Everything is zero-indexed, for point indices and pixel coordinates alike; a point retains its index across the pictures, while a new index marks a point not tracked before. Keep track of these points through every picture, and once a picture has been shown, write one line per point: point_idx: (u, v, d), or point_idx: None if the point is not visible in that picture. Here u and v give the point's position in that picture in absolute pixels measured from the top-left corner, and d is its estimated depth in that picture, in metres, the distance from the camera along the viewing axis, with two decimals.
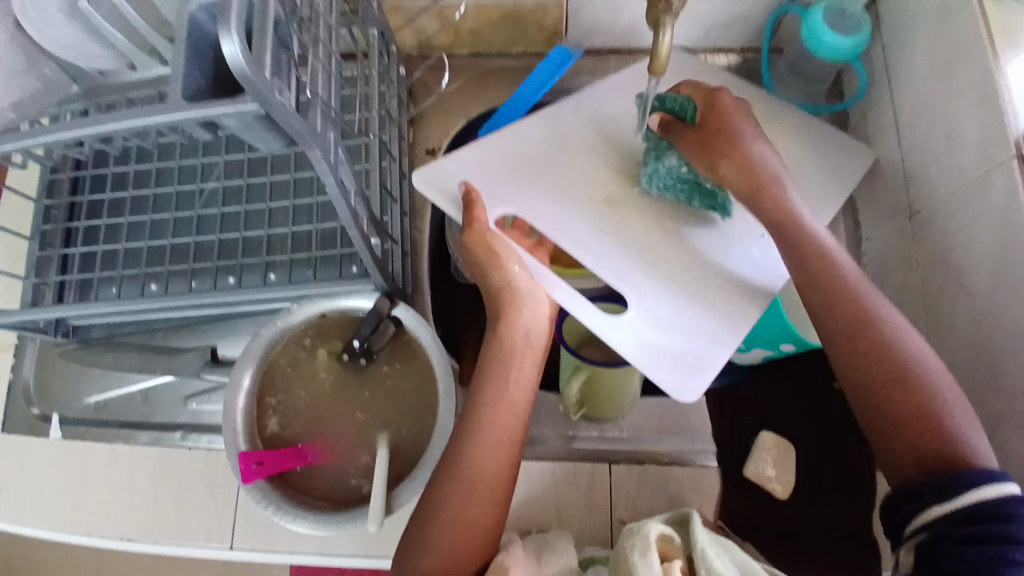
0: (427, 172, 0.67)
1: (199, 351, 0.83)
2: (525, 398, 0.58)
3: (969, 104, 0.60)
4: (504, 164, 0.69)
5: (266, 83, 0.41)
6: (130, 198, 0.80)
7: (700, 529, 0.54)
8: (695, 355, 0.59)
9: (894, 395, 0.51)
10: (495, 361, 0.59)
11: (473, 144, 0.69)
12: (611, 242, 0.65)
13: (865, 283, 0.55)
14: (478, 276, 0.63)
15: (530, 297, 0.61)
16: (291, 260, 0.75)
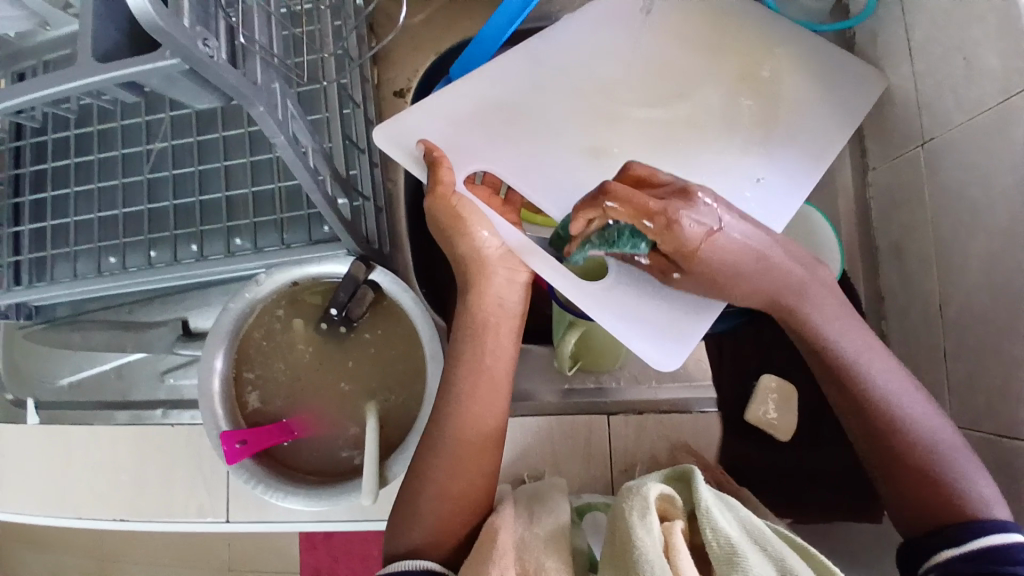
0: (391, 127, 0.62)
1: (171, 325, 0.78)
2: (505, 368, 0.57)
3: (992, 21, 0.54)
4: (478, 113, 0.64)
5: (185, 34, 0.36)
6: (75, 165, 0.74)
7: (702, 486, 0.46)
8: (674, 321, 0.57)
9: (900, 464, 0.50)
10: (471, 336, 0.56)
11: (444, 91, 0.63)
12: (592, 198, 0.62)
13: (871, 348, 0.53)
14: (445, 245, 0.59)
15: (502, 264, 0.58)
16: (254, 223, 0.70)
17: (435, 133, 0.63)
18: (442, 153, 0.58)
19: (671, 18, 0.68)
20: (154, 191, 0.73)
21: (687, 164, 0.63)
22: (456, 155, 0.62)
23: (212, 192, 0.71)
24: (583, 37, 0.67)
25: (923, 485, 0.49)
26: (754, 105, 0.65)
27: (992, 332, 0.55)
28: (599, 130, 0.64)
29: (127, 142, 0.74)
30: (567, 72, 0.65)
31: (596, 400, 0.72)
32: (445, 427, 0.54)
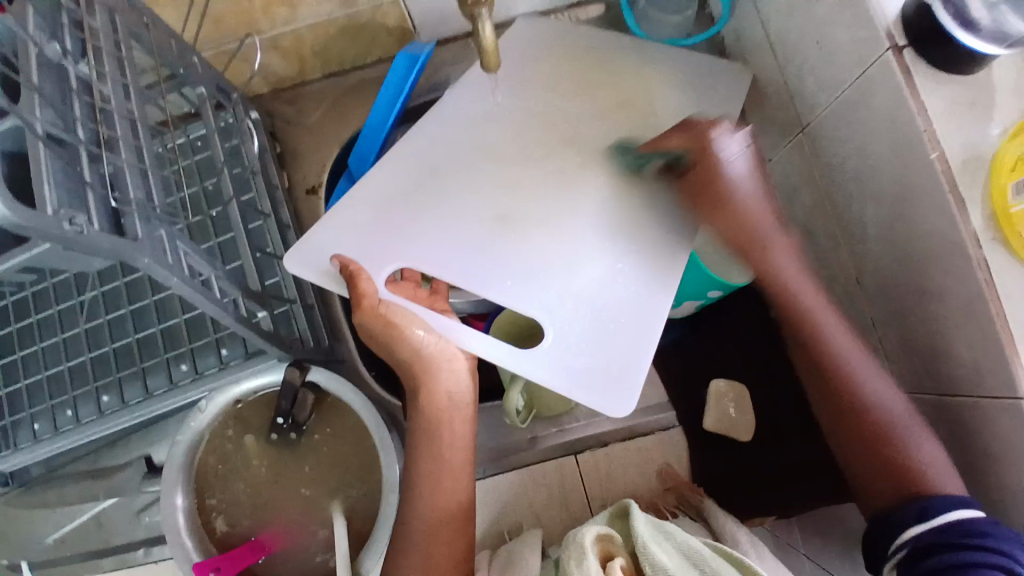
0: (303, 252, 0.62)
1: (136, 464, 0.79)
2: (462, 457, 0.58)
3: (832, 5, 0.56)
4: (380, 212, 0.63)
5: (50, 220, 0.38)
6: (16, 330, 0.76)
7: (640, 519, 0.46)
8: (621, 365, 0.58)
9: (858, 436, 0.56)
10: (425, 437, 0.57)
11: (342, 201, 0.63)
12: (517, 261, 0.61)
13: (800, 277, 0.58)
14: (381, 351, 0.58)
15: (442, 357, 0.58)
16: (192, 348, 0.71)
17: (346, 248, 0.62)
18: (357, 266, 0.57)
19: (542, 66, 0.70)
20: (93, 339, 0.74)
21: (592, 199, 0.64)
22: (372, 262, 0.61)
23: (148, 328, 0.73)
24: (469, 104, 0.68)
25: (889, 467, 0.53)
26: (638, 129, 0.67)
27: (910, 296, 0.56)
28: (496, 194, 0.64)
29: (60, 297, 0.75)
30: (457, 140, 0.67)
31: (562, 440, 0.71)
32: (415, 536, 0.54)
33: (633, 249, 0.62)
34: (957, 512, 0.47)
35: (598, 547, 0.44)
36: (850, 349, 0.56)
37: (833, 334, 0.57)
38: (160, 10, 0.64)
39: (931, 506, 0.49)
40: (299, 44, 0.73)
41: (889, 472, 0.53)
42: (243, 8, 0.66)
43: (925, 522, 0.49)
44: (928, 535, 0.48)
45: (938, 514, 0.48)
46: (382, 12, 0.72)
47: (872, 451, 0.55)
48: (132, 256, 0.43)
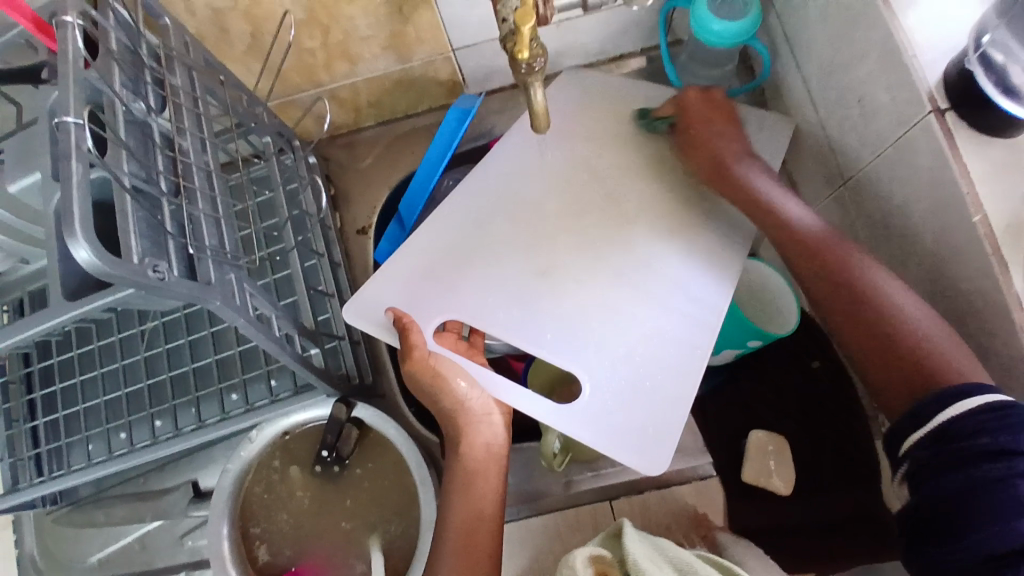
0: (355, 302, 0.65)
1: (182, 489, 0.80)
2: (489, 507, 0.58)
3: (872, 67, 0.58)
4: (428, 263, 0.66)
5: (135, 267, 0.41)
6: (78, 356, 0.80)
7: (629, 540, 0.52)
8: (656, 424, 0.59)
9: (885, 356, 0.51)
10: (462, 485, 0.59)
11: (393, 257, 0.67)
12: (558, 314, 0.63)
13: (831, 238, 0.57)
14: (428, 402, 0.62)
15: (482, 412, 0.61)
16: (243, 379, 0.74)
17: (397, 298, 0.65)
18: (410, 319, 0.61)
19: (585, 118, 0.73)
20: (150, 367, 0.78)
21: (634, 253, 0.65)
22: (420, 312, 0.65)
23: (203, 357, 0.76)
24: (514, 156, 0.72)
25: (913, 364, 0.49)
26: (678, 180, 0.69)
27: None
28: (541, 244, 0.67)
29: (122, 325, 0.80)
30: (502, 191, 0.70)
31: (597, 486, 0.72)
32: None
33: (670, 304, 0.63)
34: (978, 394, 0.44)
35: (592, 566, 0.50)
36: (887, 283, 0.53)
37: (892, 288, 0.53)
38: (232, 65, 0.69)
39: (949, 395, 0.46)
40: (357, 94, 0.78)
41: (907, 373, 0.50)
42: (307, 63, 0.71)
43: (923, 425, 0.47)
44: (933, 448, 0.45)
45: (954, 398, 0.45)
46: (435, 66, 0.76)
47: (875, 342, 0.52)
48: (205, 299, 0.47)
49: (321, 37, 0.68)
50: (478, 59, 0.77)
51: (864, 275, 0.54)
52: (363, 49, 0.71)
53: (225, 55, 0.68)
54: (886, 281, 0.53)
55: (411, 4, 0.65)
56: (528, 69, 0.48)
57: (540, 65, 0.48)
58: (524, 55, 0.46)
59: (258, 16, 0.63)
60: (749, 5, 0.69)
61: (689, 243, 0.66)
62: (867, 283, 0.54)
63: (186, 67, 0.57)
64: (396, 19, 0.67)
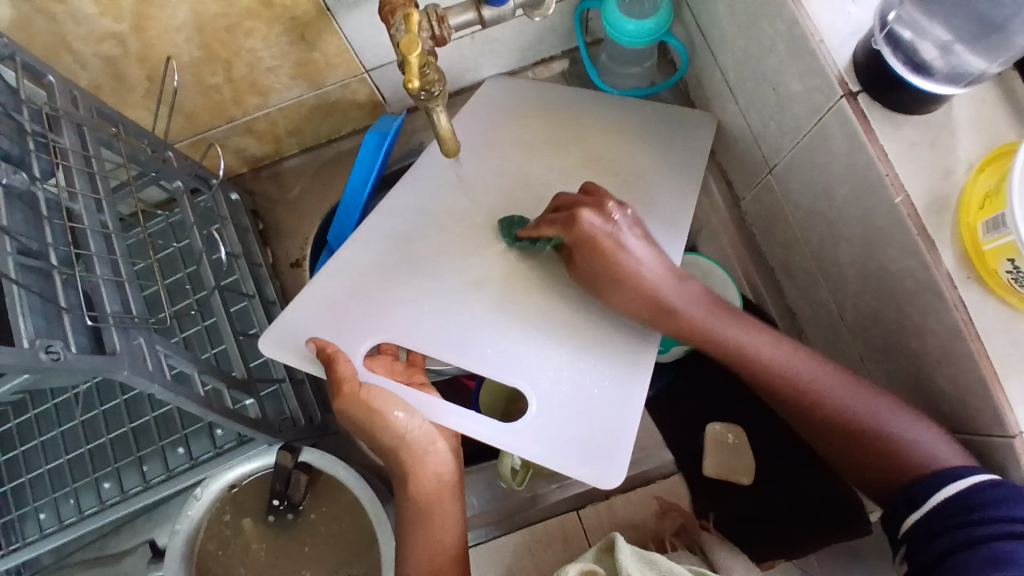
0: (275, 335, 0.62)
1: (140, 549, 0.78)
2: (450, 537, 0.57)
3: (781, 55, 0.57)
4: (357, 283, 0.64)
5: (22, 354, 0.39)
6: (15, 426, 0.76)
7: (624, 555, 0.53)
8: (604, 430, 0.58)
9: (853, 450, 0.53)
10: (416, 520, 0.58)
11: (317, 279, 0.64)
12: (496, 326, 0.62)
13: (718, 320, 0.57)
14: (368, 438, 0.59)
15: (428, 442, 0.59)
16: (185, 434, 0.72)
17: (322, 326, 0.62)
18: (335, 348, 0.58)
19: (508, 126, 0.72)
20: (91, 430, 0.75)
21: (568, 258, 0.64)
22: (350, 337, 0.62)
23: (142, 416, 0.74)
24: (440, 168, 0.69)
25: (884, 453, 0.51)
26: (606, 184, 0.68)
27: (887, 332, 0.56)
28: (473, 258, 0.65)
29: (56, 390, 0.75)
30: (428, 205, 0.68)
31: (562, 497, 0.72)
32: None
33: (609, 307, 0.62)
34: (953, 483, 0.46)
35: None
36: (792, 361, 0.55)
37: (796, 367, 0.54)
38: (134, 109, 0.66)
39: (929, 483, 0.48)
40: (273, 125, 0.75)
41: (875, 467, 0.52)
42: (216, 99, 0.68)
43: (917, 509, 0.48)
44: (925, 523, 0.48)
45: (938, 489, 0.47)
46: (351, 89, 0.74)
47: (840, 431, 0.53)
48: (111, 371, 0.44)
49: (224, 72, 0.65)
50: (395, 78, 0.75)
51: (792, 369, 0.54)
52: (271, 79, 0.68)
53: (126, 101, 0.65)
54: (815, 370, 0.54)
55: (313, 29, 0.63)
56: (425, 95, 0.46)
57: (438, 90, 0.46)
58: (415, 85, 0.44)
59: (152, 59, 0.60)
60: (659, 2, 0.68)
61: None
62: (796, 372, 0.54)
63: (76, 124, 0.55)
64: (300, 45, 0.65)
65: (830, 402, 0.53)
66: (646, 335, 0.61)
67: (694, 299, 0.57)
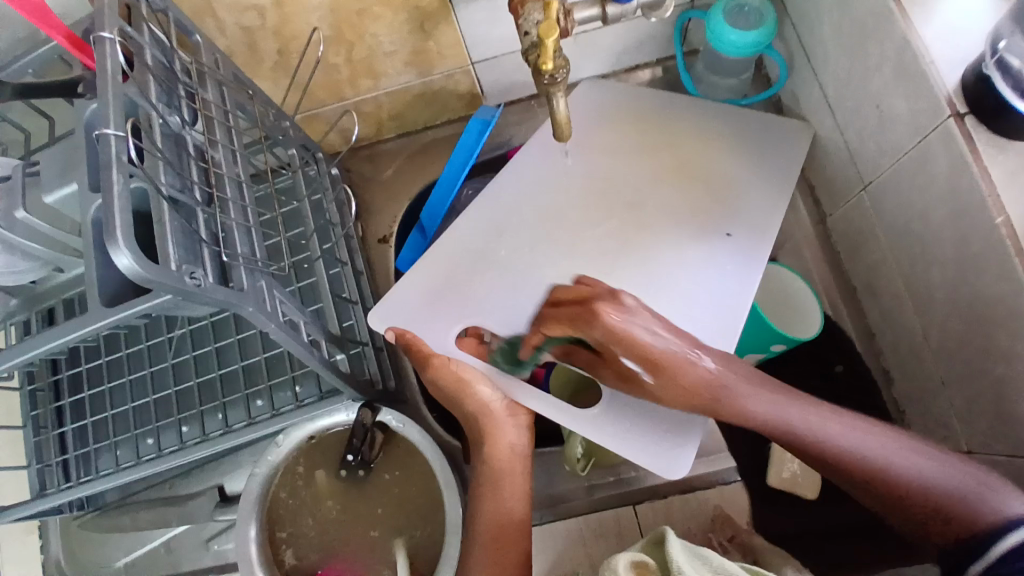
0: (381, 307, 0.67)
1: (207, 493, 0.82)
2: (518, 514, 0.59)
3: (888, 74, 0.58)
4: (452, 276, 0.68)
5: (172, 275, 0.43)
6: (106, 363, 0.81)
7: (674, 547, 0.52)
8: (675, 428, 0.60)
9: (868, 492, 0.49)
10: (489, 484, 0.59)
11: (417, 263, 0.69)
12: None
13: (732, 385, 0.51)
14: (455, 406, 0.63)
15: (510, 416, 0.62)
16: (269, 385, 0.76)
17: (416, 304, 0.67)
18: (413, 336, 0.63)
19: (605, 128, 0.74)
20: (177, 374, 0.80)
21: (651, 264, 0.67)
22: (442, 317, 0.66)
23: (229, 364, 0.78)
24: (536, 164, 0.73)
25: (912, 500, 0.47)
26: (694, 192, 0.70)
27: (974, 355, 0.56)
28: (561, 256, 0.68)
29: (150, 333, 0.81)
30: (523, 199, 0.71)
31: (619, 491, 0.73)
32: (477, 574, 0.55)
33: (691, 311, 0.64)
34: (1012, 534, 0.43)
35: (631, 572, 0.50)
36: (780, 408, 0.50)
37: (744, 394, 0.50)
38: (261, 80, 0.72)
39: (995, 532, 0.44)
40: (379, 107, 0.80)
41: (910, 513, 0.48)
42: (333, 78, 0.73)
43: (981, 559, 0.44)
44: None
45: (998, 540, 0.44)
46: (455, 79, 0.78)
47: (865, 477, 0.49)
48: (239, 305, 0.48)
49: (346, 53, 0.70)
50: (498, 72, 0.79)
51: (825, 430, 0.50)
52: (386, 64, 0.73)
53: (255, 72, 0.70)
54: (851, 435, 0.50)
55: (433, 19, 0.67)
56: (551, 80, 0.50)
57: (563, 76, 0.50)
58: (548, 67, 0.48)
59: (287, 34, 0.65)
60: (766, 14, 0.70)
61: (712, 233, 0.67)
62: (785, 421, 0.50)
63: (217, 83, 0.60)
64: (418, 34, 0.69)
65: (876, 471, 0.48)
66: (724, 342, 0.62)
67: (747, 399, 0.50)
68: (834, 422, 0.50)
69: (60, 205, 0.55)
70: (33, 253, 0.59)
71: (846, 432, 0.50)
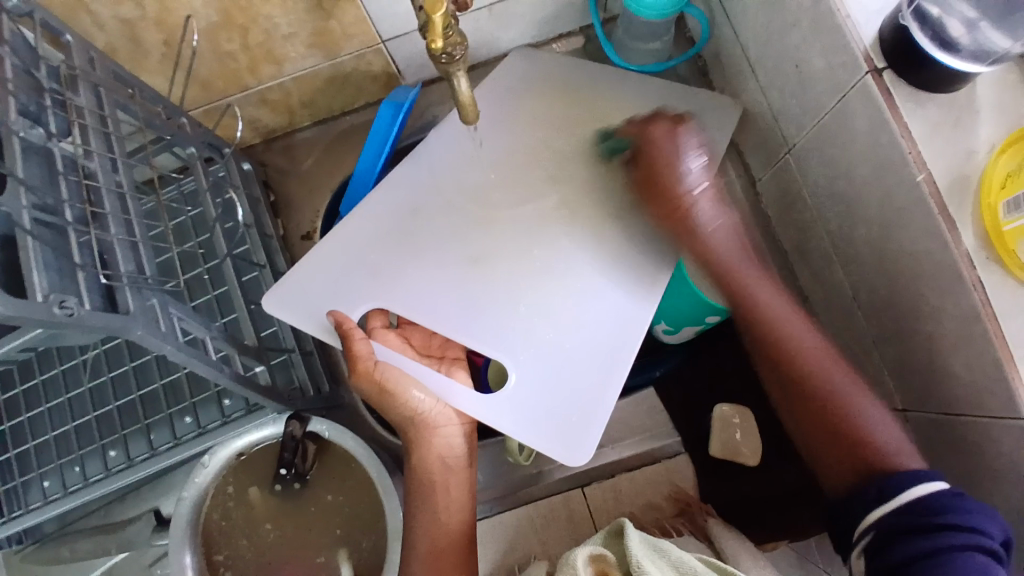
0: (282, 292, 0.61)
1: (143, 518, 0.74)
2: (457, 541, 0.56)
3: (805, 32, 0.56)
4: (362, 259, 0.62)
5: (39, 307, 0.39)
6: (22, 391, 0.75)
7: (632, 541, 0.52)
8: (579, 414, 0.56)
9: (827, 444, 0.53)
10: (419, 496, 0.58)
11: (326, 241, 0.63)
12: (488, 301, 0.60)
13: (823, 358, 0.55)
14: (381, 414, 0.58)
15: (439, 422, 0.58)
16: (193, 402, 0.72)
17: (320, 286, 0.62)
18: (351, 324, 0.56)
19: (518, 101, 0.71)
20: (98, 397, 0.74)
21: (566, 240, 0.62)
22: (348, 299, 0.61)
23: (149, 383, 0.73)
24: (449, 143, 0.68)
25: (862, 442, 0.52)
26: (618, 163, 0.66)
27: (903, 314, 0.56)
28: (477, 235, 0.63)
29: (64, 355, 0.75)
30: (439, 178, 0.66)
31: (566, 476, 0.72)
32: None
33: (608, 290, 0.60)
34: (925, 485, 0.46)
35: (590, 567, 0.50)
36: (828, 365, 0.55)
37: (827, 356, 0.55)
38: (149, 75, 0.65)
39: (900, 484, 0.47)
40: (287, 95, 0.75)
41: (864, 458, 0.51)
42: (229, 67, 0.67)
43: (887, 502, 0.47)
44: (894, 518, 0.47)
45: (905, 490, 0.47)
46: (366, 60, 0.73)
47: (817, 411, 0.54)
48: (125, 330, 0.44)
49: (241, 39, 0.64)
50: (411, 50, 0.74)
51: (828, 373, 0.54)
52: (286, 49, 0.67)
53: (140, 66, 0.64)
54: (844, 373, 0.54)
55: None
56: (447, 58, 0.45)
57: (460, 53, 0.45)
58: (438, 44, 0.44)
59: (169, 24, 0.59)
60: None
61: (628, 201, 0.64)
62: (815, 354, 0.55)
63: (92, 85, 0.54)
64: (318, 14, 0.63)
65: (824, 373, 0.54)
66: (642, 310, 0.59)
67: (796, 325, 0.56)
68: (801, 325, 0.57)
69: None
70: None
71: (827, 342, 0.56)
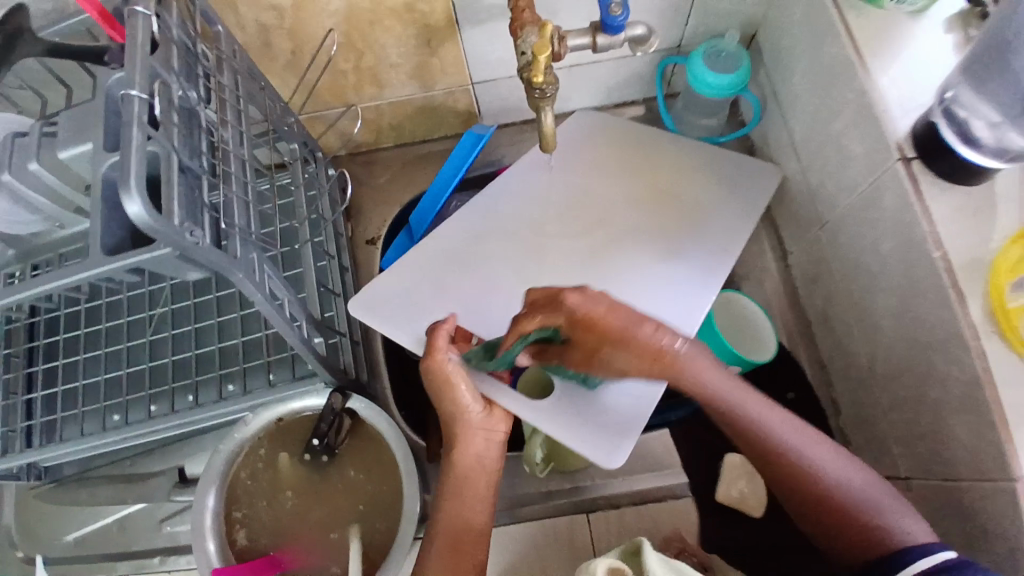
0: (364, 296, 0.70)
1: (167, 473, 0.77)
2: (478, 532, 0.60)
3: (848, 120, 0.64)
4: (436, 272, 0.72)
5: (175, 230, 0.46)
6: (84, 333, 0.78)
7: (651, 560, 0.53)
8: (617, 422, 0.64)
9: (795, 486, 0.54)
10: (450, 490, 0.61)
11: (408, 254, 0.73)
12: None
13: (800, 437, 0.53)
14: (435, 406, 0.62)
15: (483, 426, 0.62)
16: (243, 368, 0.75)
17: (399, 293, 0.70)
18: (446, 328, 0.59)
19: (584, 148, 0.79)
20: (156, 350, 0.77)
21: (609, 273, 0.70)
22: (421, 304, 0.70)
23: (208, 345, 0.77)
24: (522, 180, 0.77)
25: (824, 504, 0.53)
26: (665, 215, 0.74)
27: (914, 382, 0.60)
28: (534, 261, 0.71)
29: (132, 306, 0.79)
30: (508, 211, 0.75)
31: (574, 499, 0.74)
32: None
33: None
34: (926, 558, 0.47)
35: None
36: (831, 460, 0.53)
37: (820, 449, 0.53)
38: (272, 78, 0.75)
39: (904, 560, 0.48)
40: (380, 116, 0.85)
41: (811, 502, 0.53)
42: (340, 83, 0.77)
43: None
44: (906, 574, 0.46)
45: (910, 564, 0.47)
46: (454, 97, 0.83)
47: (790, 485, 0.54)
48: (229, 270, 0.51)
49: (355, 61, 0.74)
50: (495, 94, 0.84)
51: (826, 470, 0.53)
52: (390, 75, 0.77)
53: (268, 68, 0.74)
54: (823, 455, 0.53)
55: (438, 37, 0.72)
56: (541, 92, 0.57)
57: (551, 90, 0.57)
58: (538, 80, 0.55)
59: (299, 37, 0.69)
60: (740, 58, 0.76)
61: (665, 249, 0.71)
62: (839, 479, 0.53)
63: (233, 72, 0.63)
64: (424, 50, 0.74)
65: (809, 475, 0.53)
66: None
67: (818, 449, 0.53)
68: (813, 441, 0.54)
69: (71, 161, 0.53)
70: (41, 207, 0.57)
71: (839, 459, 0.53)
